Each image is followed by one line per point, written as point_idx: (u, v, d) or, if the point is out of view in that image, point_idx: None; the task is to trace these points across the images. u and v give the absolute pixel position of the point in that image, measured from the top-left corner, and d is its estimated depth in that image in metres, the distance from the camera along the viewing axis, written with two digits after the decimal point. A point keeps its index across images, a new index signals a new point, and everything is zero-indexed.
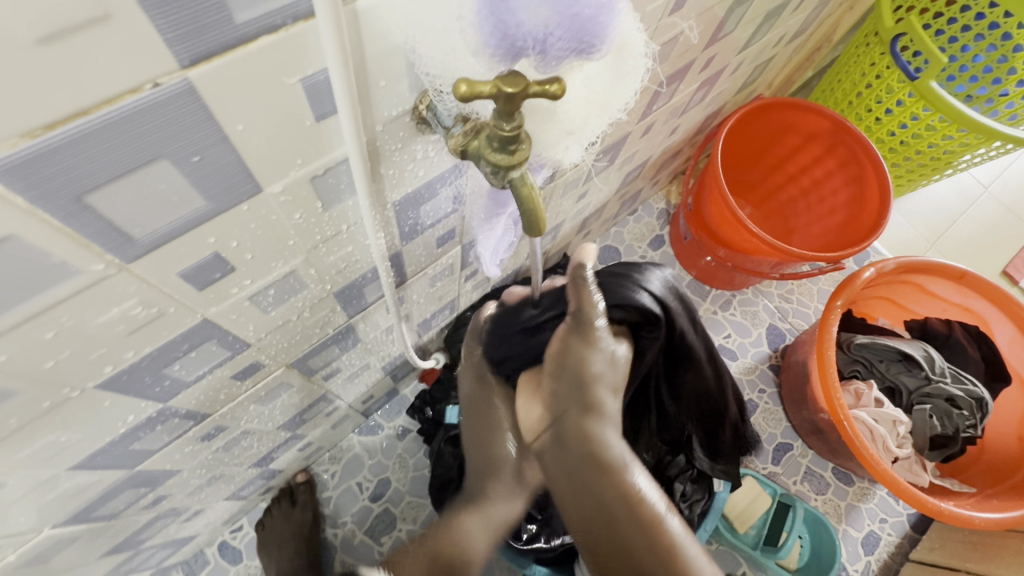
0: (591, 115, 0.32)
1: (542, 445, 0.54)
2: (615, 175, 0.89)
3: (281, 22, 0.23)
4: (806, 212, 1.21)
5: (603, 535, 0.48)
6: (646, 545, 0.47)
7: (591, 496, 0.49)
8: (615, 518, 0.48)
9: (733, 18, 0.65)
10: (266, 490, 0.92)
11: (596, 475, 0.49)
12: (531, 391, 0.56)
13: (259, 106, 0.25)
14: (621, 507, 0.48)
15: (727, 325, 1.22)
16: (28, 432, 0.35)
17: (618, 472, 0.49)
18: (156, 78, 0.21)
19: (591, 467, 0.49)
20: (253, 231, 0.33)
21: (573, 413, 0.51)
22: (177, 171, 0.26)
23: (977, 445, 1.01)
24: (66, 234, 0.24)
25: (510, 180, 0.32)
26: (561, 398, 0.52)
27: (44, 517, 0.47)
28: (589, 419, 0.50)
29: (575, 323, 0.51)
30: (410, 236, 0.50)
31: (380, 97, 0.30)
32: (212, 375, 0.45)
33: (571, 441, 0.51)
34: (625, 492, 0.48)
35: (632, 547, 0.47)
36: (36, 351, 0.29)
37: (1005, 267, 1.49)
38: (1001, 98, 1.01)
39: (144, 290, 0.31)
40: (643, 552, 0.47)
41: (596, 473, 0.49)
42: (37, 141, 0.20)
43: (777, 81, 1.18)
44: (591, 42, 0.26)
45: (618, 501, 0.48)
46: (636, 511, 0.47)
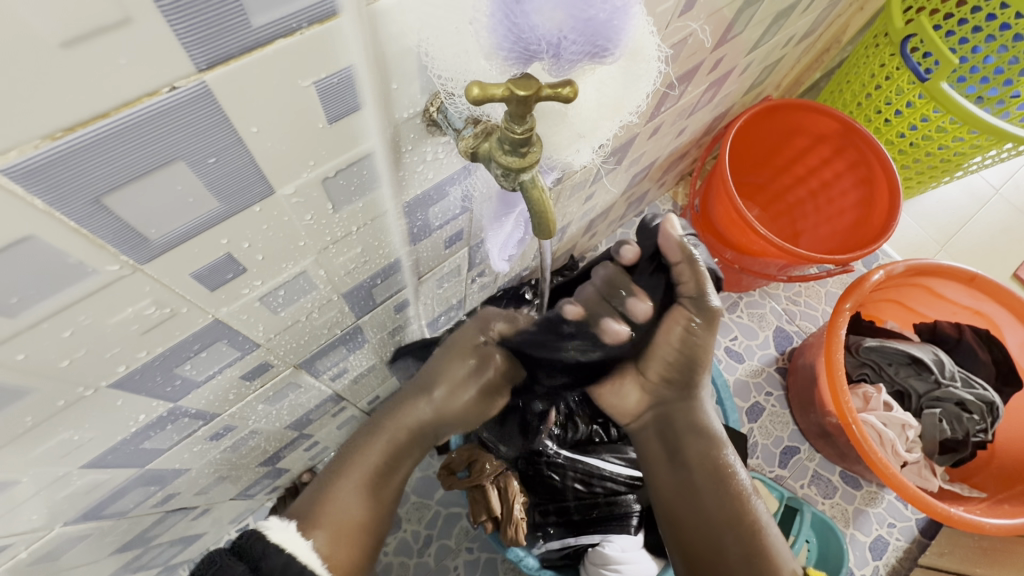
0: (602, 119, 0.32)
1: (641, 423, 0.60)
2: (622, 176, 0.89)
3: (296, 26, 0.23)
4: (814, 214, 1.20)
5: (693, 503, 0.54)
6: (731, 520, 0.52)
7: (686, 469, 0.55)
8: (707, 496, 0.53)
9: (742, 20, 0.65)
10: (273, 490, 0.92)
11: (693, 451, 0.55)
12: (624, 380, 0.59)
13: (272, 109, 0.26)
14: (716, 484, 0.53)
15: (733, 327, 1.22)
16: (41, 431, 0.35)
17: (716, 450, 0.55)
18: (173, 81, 0.21)
19: (689, 444, 0.55)
20: (265, 233, 0.33)
21: (681, 398, 0.56)
22: (193, 174, 0.26)
23: (988, 450, 0.99)
24: (84, 236, 0.25)
25: (520, 183, 0.32)
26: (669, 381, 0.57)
27: (55, 514, 0.47)
28: (692, 405, 0.56)
29: (696, 309, 0.50)
30: (419, 238, 0.50)
31: (391, 99, 0.31)
32: (223, 375, 0.46)
33: (678, 424, 0.56)
34: (720, 468, 0.54)
35: (721, 522, 0.52)
36: (50, 351, 0.30)
37: (1016, 270, 1.47)
38: (1012, 99, 1.00)
39: (157, 291, 0.31)
40: (728, 525, 0.52)
41: (699, 451, 0.55)
42: (59, 143, 0.20)
43: (785, 82, 1.17)
44: (605, 46, 0.26)
45: (710, 476, 0.54)
46: (729, 485, 0.53)
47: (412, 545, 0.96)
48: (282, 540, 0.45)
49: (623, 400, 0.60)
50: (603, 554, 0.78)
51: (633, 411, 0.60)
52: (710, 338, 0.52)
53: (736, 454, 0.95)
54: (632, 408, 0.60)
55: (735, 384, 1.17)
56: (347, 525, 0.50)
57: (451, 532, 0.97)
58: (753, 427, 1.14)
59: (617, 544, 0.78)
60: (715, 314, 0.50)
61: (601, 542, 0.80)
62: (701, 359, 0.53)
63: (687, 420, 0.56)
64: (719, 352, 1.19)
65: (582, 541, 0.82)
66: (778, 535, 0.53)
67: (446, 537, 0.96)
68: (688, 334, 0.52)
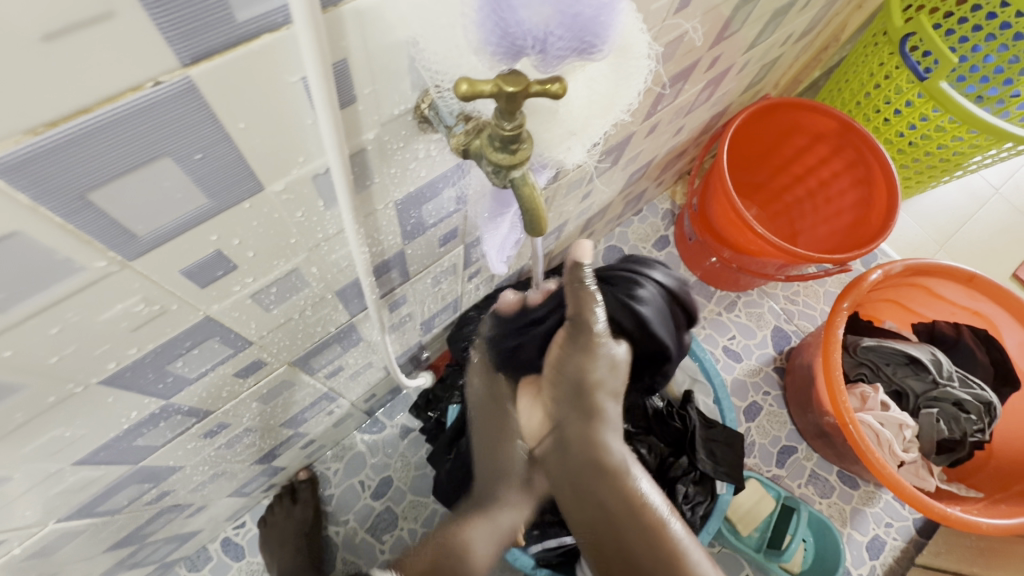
0: (593, 115, 0.32)
1: (545, 449, 0.57)
2: (619, 175, 0.89)
3: (281, 21, 0.23)
4: (812, 214, 1.20)
5: (604, 538, 0.54)
6: (647, 550, 0.52)
7: (596, 504, 0.55)
8: (619, 522, 0.54)
9: (739, 18, 0.65)
10: (269, 488, 0.92)
11: (598, 483, 0.54)
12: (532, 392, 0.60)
13: (260, 105, 0.26)
14: (625, 517, 0.54)
15: (731, 327, 1.22)
16: (32, 427, 0.35)
17: (622, 481, 0.54)
18: (157, 76, 0.21)
19: (592, 479, 0.55)
20: (255, 229, 0.33)
21: (577, 423, 0.55)
22: (180, 169, 0.26)
23: (985, 450, 1.00)
24: (70, 232, 0.25)
25: (511, 180, 0.32)
26: (568, 407, 0.55)
27: (49, 511, 0.47)
28: (589, 429, 0.55)
29: (575, 330, 0.56)
30: (412, 236, 0.50)
31: (382, 95, 0.30)
32: (215, 372, 0.45)
33: (574, 452, 0.55)
34: (626, 498, 0.54)
35: (634, 550, 0.53)
36: (39, 347, 0.29)
37: (1015, 270, 1.47)
38: (1011, 99, 1.00)
39: (147, 287, 0.31)
40: (644, 556, 0.53)
41: (601, 477, 0.54)
42: (41, 138, 0.20)
43: (784, 81, 1.17)
44: (594, 42, 0.26)
45: (621, 507, 0.54)
46: (637, 515, 0.53)
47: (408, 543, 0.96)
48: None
49: (530, 423, 0.60)
50: None
51: (537, 435, 0.59)
52: (591, 360, 0.55)
53: (732, 454, 0.94)
54: (534, 433, 0.60)
55: (732, 384, 1.17)
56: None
57: None
58: (751, 426, 1.14)
59: None
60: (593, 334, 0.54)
61: None
62: (589, 379, 0.54)
63: (587, 454, 0.55)
64: (716, 351, 1.19)
65: None
66: (698, 555, 0.54)
67: None
68: (567, 351, 0.56)
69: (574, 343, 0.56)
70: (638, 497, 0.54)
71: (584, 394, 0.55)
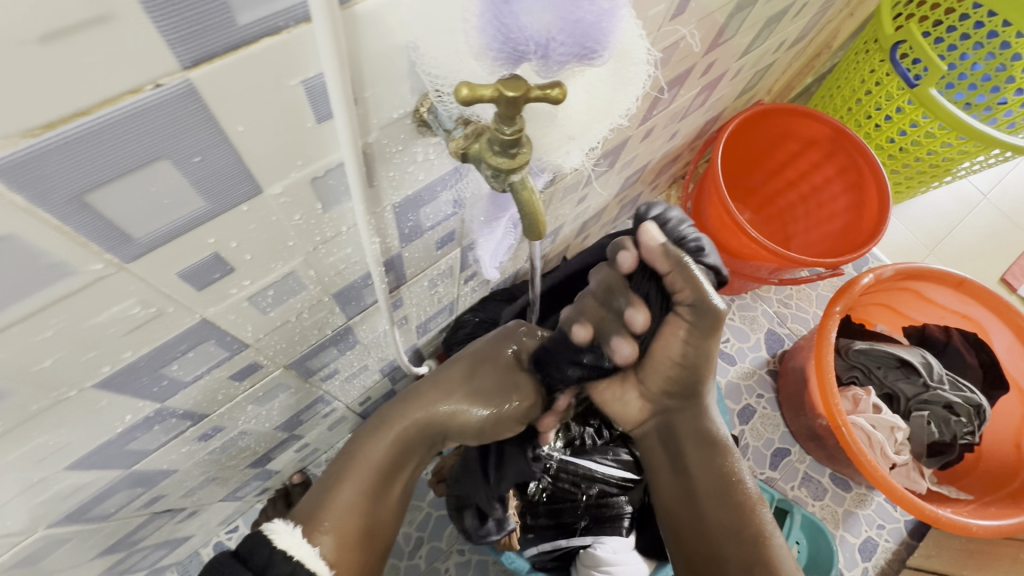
0: (592, 120, 0.32)
1: (645, 430, 0.60)
2: (615, 179, 0.90)
3: (283, 25, 0.23)
4: (804, 218, 1.21)
5: (693, 510, 0.55)
6: (734, 530, 0.53)
7: (688, 476, 0.56)
8: (707, 503, 0.54)
9: (734, 24, 0.66)
10: (262, 491, 0.91)
11: (697, 458, 0.56)
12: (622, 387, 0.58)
13: (260, 108, 0.26)
14: (718, 494, 0.54)
15: (725, 330, 1.22)
16: (23, 431, 0.34)
17: (723, 458, 0.55)
18: (156, 79, 0.21)
19: (689, 450, 0.56)
20: (252, 232, 0.33)
21: (684, 408, 0.56)
22: (178, 173, 0.26)
23: (975, 454, 1.01)
24: (66, 235, 0.24)
25: (510, 184, 0.32)
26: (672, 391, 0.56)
27: (38, 517, 0.47)
28: (696, 412, 0.56)
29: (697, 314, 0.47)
30: (410, 239, 0.50)
31: (382, 99, 0.30)
32: (210, 375, 0.45)
33: (680, 431, 0.56)
34: (723, 475, 0.54)
35: (720, 533, 0.53)
36: (32, 351, 0.29)
37: (1003, 275, 1.49)
38: (999, 106, 1.02)
39: (143, 290, 0.31)
40: (732, 533, 0.53)
41: (700, 457, 0.55)
42: (38, 141, 0.20)
43: (777, 87, 1.18)
44: (594, 48, 0.26)
45: (708, 486, 0.55)
46: (731, 493, 0.54)
47: (402, 547, 0.95)
48: (289, 546, 0.47)
49: (625, 409, 0.60)
50: (594, 556, 0.78)
51: (636, 419, 0.60)
52: (714, 343, 0.49)
53: None
54: (635, 417, 0.60)
55: (726, 387, 1.18)
56: (350, 529, 0.50)
57: (442, 533, 0.96)
58: (745, 429, 1.14)
59: (609, 546, 0.79)
60: (716, 317, 0.47)
61: (593, 544, 0.80)
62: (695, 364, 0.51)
63: (694, 427, 0.56)
64: None
65: (574, 542, 0.82)
66: (783, 543, 0.53)
67: (437, 540, 0.96)
68: (689, 344, 0.50)
69: (695, 331, 0.49)
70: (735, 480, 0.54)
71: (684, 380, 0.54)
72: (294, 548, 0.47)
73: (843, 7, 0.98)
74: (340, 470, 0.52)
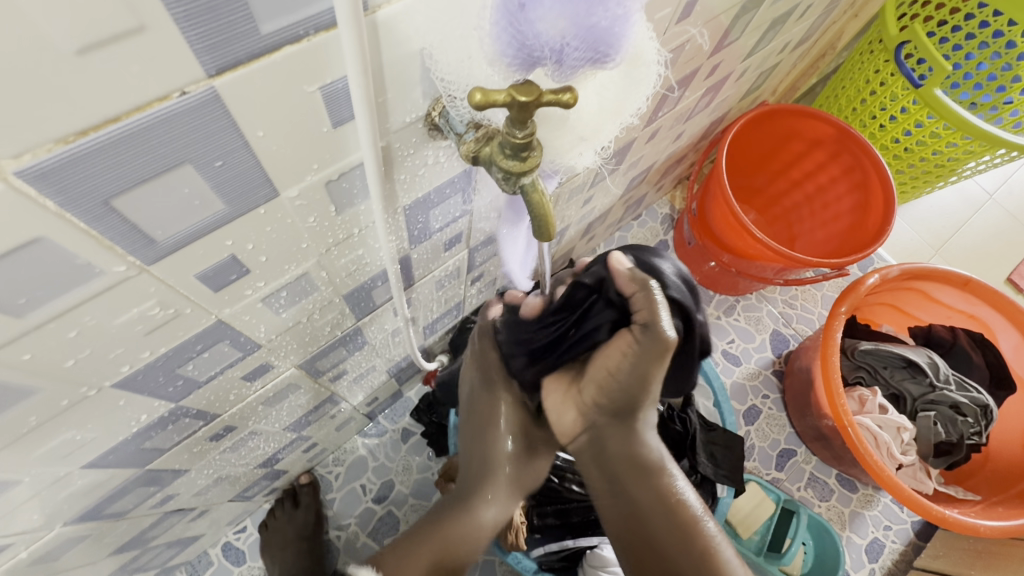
0: (603, 122, 0.33)
1: (580, 446, 0.58)
2: (620, 181, 0.90)
3: (303, 33, 0.23)
4: (809, 218, 1.22)
5: (636, 532, 0.55)
6: (684, 549, 0.52)
7: (629, 499, 0.55)
8: (651, 520, 0.54)
9: (738, 27, 0.66)
10: (270, 491, 0.92)
11: (635, 481, 0.55)
12: (564, 399, 0.56)
13: (278, 114, 0.26)
14: (660, 516, 0.53)
15: (730, 331, 1.23)
16: (44, 430, 0.35)
17: (661, 478, 0.54)
18: (183, 87, 0.22)
19: (626, 476, 0.55)
20: (269, 234, 0.34)
21: (614, 428, 0.54)
22: (200, 176, 0.26)
23: (982, 453, 1.01)
24: (93, 237, 0.25)
25: (521, 186, 0.33)
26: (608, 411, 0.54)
27: (54, 515, 0.47)
28: (627, 434, 0.54)
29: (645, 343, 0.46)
30: (419, 241, 0.51)
31: (395, 103, 0.31)
32: (224, 375, 0.46)
33: (610, 452, 0.55)
34: (662, 496, 0.54)
35: (666, 549, 0.53)
36: (56, 351, 0.30)
37: (1010, 275, 1.48)
38: (1005, 105, 1.02)
39: (163, 291, 0.31)
40: (676, 556, 0.53)
41: (637, 476, 0.54)
42: (71, 147, 0.21)
43: (781, 87, 1.19)
44: (607, 52, 0.27)
45: (653, 504, 0.53)
46: (673, 511, 0.53)
47: None
48: None
49: (560, 420, 0.58)
50: (601, 557, 0.78)
51: (570, 432, 0.58)
52: (657, 369, 0.47)
53: (732, 457, 0.96)
54: (569, 432, 0.58)
55: (732, 387, 1.18)
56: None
57: None
58: (750, 430, 1.15)
59: (616, 547, 0.79)
60: (663, 346, 0.44)
61: (600, 545, 0.81)
62: (628, 384, 0.50)
63: (625, 449, 0.54)
64: (716, 355, 1.20)
65: (581, 543, 0.82)
66: (730, 551, 0.54)
67: None
68: (629, 360, 0.48)
69: (639, 353, 0.46)
70: (671, 495, 0.54)
71: (620, 400, 0.52)
72: None
73: (847, 8, 0.99)
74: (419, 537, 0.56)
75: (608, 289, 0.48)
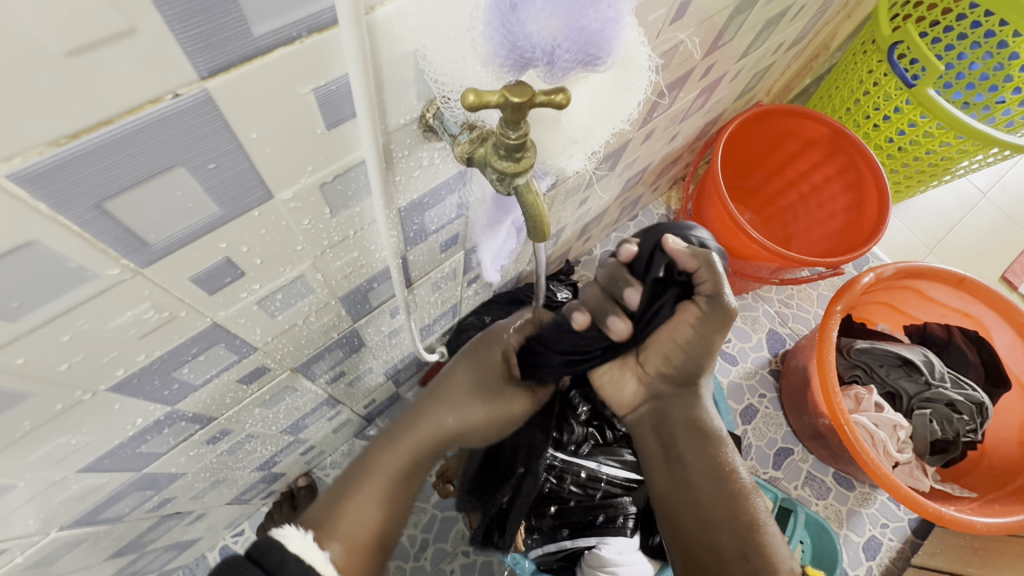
0: (594, 126, 0.33)
1: (638, 416, 0.59)
2: (616, 181, 0.90)
3: (296, 35, 0.23)
4: (805, 217, 1.22)
5: (685, 499, 0.54)
6: (732, 522, 0.52)
7: (682, 467, 0.55)
8: (700, 490, 0.53)
9: (733, 27, 0.67)
10: (268, 495, 0.92)
11: (690, 446, 0.55)
12: (623, 372, 0.58)
13: (271, 115, 0.26)
14: (715, 484, 0.53)
15: (727, 330, 1.23)
16: (38, 434, 0.35)
17: (717, 449, 0.54)
18: (175, 88, 0.22)
19: (681, 443, 0.55)
20: (263, 236, 0.34)
21: (677, 394, 0.55)
22: (193, 179, 0.26)
23: (978, 451, 1.01)
24: (86, 240, 0.25)
25: (515, 187, 0.33)
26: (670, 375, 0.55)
27: (49, 520, 0.47)
28: (690, 399, 0.55)
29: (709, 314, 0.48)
30: (415, 242, 0.51)
31: (390, 105, 0.31)
32: (220, 378, 0.46)
33: (672, 417, 0.56)
34: (715, 464, 0.53)
35: (714, 519, 0.52)
36: (50, 355, 0.30)
37: (1004, 273, 1.49)
38: (998, 104, 1.03)
39: (157, 294, 0.31)
40: (726, 526, 0.51)
41: (694, 443, 0.54)
42: (63, 150, 0.21)
43: (776, 88, 1.19)
44: (598, 55, 0.27)
45: (705, 473, 0.53)
46: (725, 482, 0.53)
47: (408, 549, 0.95)
48: (301, 549, 0.47)
49: (620, 391, 0.60)
50: (600, 557, 0.78)
51: (630, 403, 0.59)
52: (719, 337, 0.49)
53: None
54: (629, 403, 0.59)
55: (729, 387, 1.18)
56: (360, 540, 0.51)
57: (447, 535, 0.97)
58: (747, 429, 1.15)
59: (614, 546, 0.79)
60: (729, 313, 0.47)
61: (599, 545, 0.80)
62: (687, 351, 0.51)
63: (687, 414, 0.55)
64: None
65: (579, 543, 0.82)
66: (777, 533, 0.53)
67: (442, 542, 0.96)
68: (693, 329, 0.50)
69: (704, 323, 0.49)
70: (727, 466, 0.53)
71: (684, 365, 0.53)
72: (306, 552, 0.47)
73: (840, 9, 0.99)
74: (355, 482, 0.53)
75: (670, 272, 0.49)
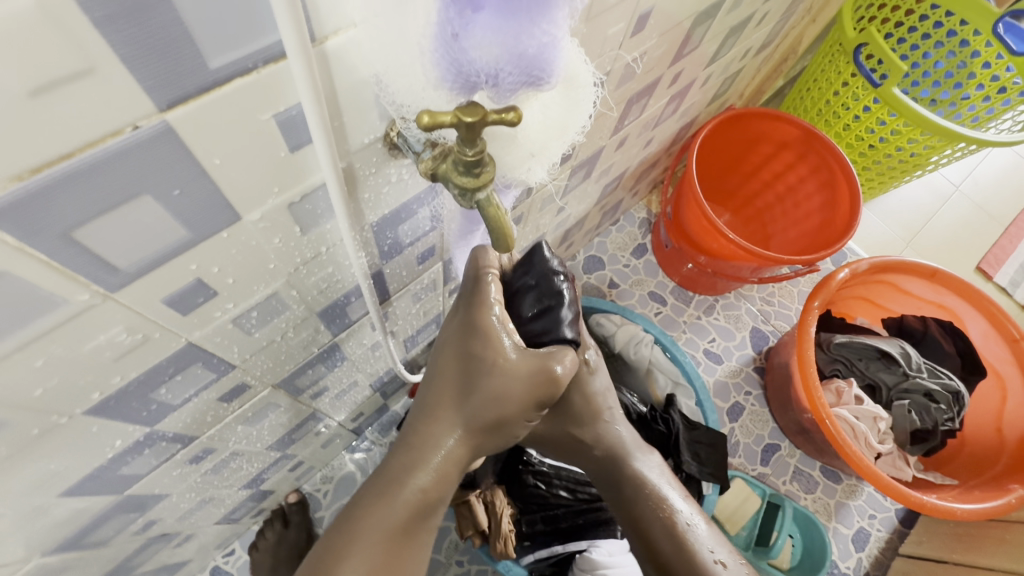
0: (549, 139, 0.33)
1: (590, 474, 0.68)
2: (593, 188, 0.92)
3: (253, 66, 0.25)
4: (781, 217, 1.25)
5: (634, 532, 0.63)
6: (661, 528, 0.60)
7: (619, 496, 0.63)
8: (637, 511, 0.62)
9: (697, 35, 0.69)
10: (258, 513, 0.91)
11: (615, 484, 0.64)
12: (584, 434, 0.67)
13: (234, 142, 0.27)
14: (648, 518, 0.61)
15: (711, 330, 1.25)
16: (17, 460, 0.35)
17: (640, 486, 0.62)
18: (135, 121, 0.23)
19: (608, 481, 0.64)
20: (234, 256, 0.35)
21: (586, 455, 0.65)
22: (159, 206, 0.27)
23: (958, 439, 1.04)
24: (55, 268, 0.26)
25: (477, 202, 0.34)
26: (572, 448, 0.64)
27: (32, 546, 0.47)
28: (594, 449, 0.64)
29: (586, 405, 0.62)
30: (391, 255, 0.52)
31: (352, 126, 0.33)
32: (199, 398, 0.46)
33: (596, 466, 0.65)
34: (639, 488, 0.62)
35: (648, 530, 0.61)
36: (25, 381, 0.30)
37: (979, 264, 1.53)
38: (963, 100, 1.07)
39: (129, 317, 0.32)
40: (660, 534, 0.60)
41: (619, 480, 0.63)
42: (26, 183, 0.22)
43: (748, 91, 1.22)
44: (541, 75, 0.26)
45: (637, 496, 0.62)
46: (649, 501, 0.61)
47: None
48: None
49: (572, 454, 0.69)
50: (590, 560, 0.78)
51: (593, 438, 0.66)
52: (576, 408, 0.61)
53: (717, 455, 0.96)
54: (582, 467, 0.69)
55: (714, 385, 1.20)
56: None
57: (440, 546, 0.97)
58: (734, 427, 1.16)
59: (604, 549, 0.78)
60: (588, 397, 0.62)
61: (588, 548, 0.80)
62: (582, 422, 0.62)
63: (602, 462, 0.64)
64: (697, 354, 1.22)
65: (569, 548, 0.81)
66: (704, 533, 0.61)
67: (435, 552, 0.97)
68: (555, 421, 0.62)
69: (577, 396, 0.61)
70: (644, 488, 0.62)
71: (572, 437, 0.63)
72: None
73: (805, 13, 1.03)
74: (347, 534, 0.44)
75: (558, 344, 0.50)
